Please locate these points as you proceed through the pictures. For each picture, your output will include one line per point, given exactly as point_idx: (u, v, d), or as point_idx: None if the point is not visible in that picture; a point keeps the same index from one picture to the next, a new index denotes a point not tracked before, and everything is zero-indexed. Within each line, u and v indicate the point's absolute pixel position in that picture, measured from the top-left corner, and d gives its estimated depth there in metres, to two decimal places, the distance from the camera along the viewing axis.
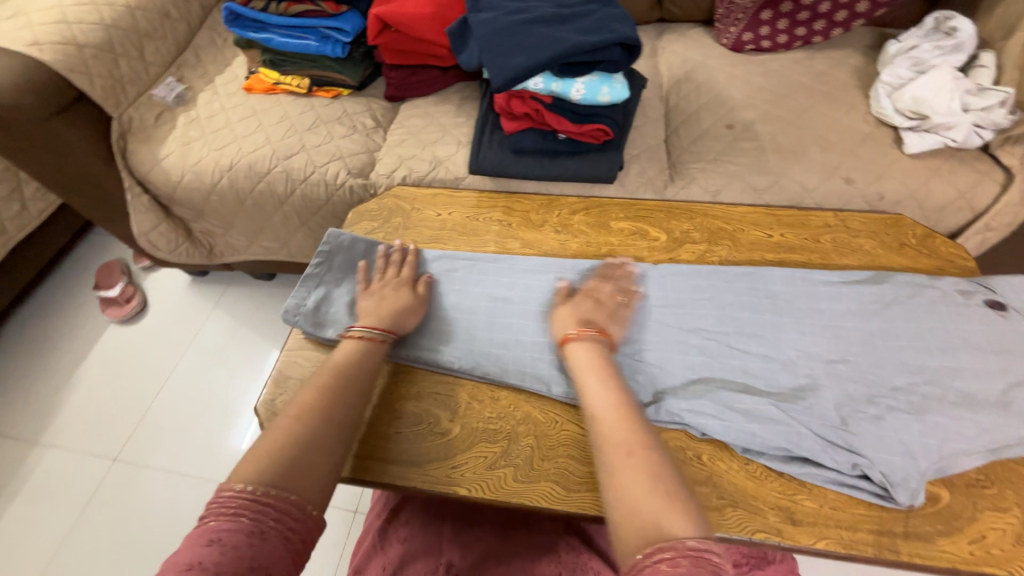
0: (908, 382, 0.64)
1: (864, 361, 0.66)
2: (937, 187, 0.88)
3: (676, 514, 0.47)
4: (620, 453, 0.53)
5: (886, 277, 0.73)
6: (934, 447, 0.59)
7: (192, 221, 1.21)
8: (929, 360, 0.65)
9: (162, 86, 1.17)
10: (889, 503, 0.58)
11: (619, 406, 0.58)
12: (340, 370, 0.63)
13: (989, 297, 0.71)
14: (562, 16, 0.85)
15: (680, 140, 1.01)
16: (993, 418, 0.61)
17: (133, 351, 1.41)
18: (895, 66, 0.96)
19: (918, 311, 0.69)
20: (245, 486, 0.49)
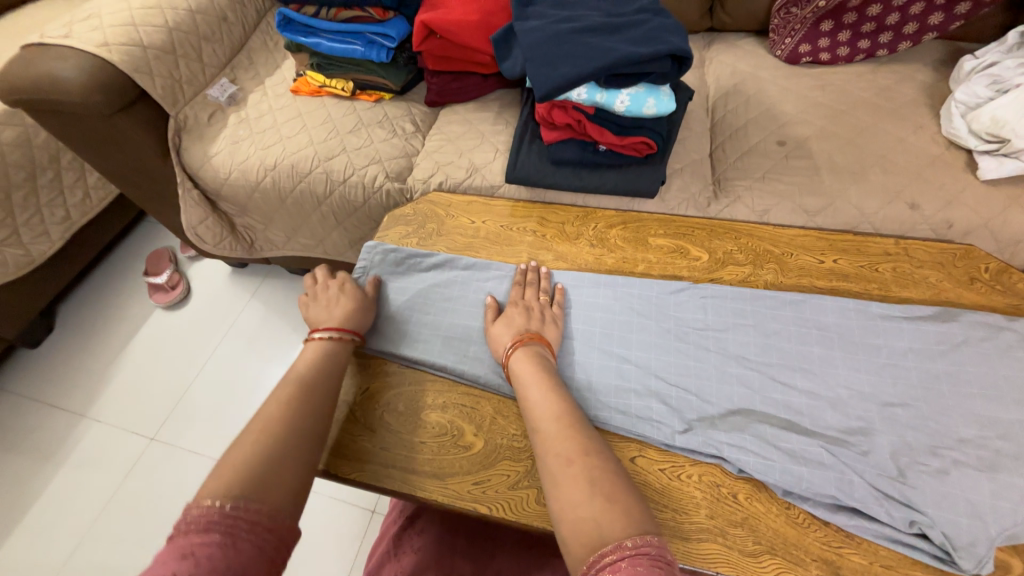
0: (977, 434, 0.58)
1: (927, 408, 0.60)
2: (1016, 217, 0.80)
3: (615, 515, 0.50)
4: (561, 459, 0.56)
5: (955, 315, 0.67)
6: (1007, 510, 0.53)
7: (236, 216, 1.25)
8: (1000, 411, 0.59)
9: (216, 87, 1.22)
10: (952, 569, 0.52)
11: (557, 411, 0.60)
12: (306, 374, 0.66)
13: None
14: (611, 25, 0.83)
15: (726, 156, 0.97)
16: None
17: (174, 335, 1.48)
18: (970, 84, 0.89)
19: (990, 355, 0.63)
20: (212, 502, 0.49)
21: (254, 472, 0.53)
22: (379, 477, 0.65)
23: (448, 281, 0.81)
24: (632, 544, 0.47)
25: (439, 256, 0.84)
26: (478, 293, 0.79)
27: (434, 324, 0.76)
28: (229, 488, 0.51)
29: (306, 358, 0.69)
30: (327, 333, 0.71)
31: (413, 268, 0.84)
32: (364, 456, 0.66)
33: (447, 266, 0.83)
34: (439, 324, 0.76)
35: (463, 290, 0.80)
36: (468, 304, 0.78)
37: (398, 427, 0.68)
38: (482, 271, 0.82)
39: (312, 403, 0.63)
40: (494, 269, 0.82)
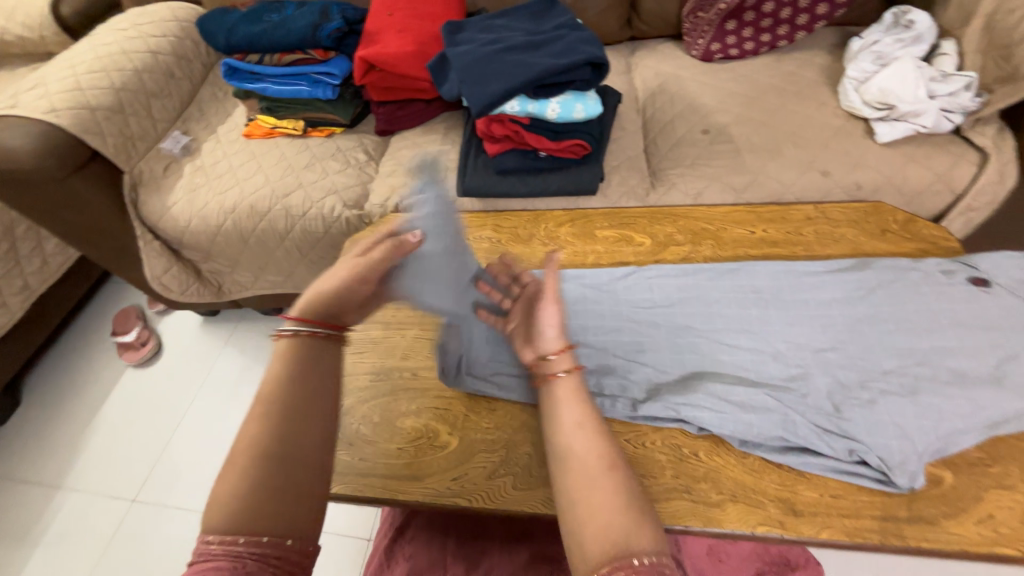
0: (899, 364, 0.64)
1: (853, 348, 0.66)
2: (914, 172, 0.90)
3: (641, 527, 0.47)
4: (593, 466, 0.51)
5: (869, 264, 0.74)
6: (930, 426, 0.58)
7: (201, 262, 1.26)
8: (916, 342, 0.65)
9: (169, 140, 1.25)
10: (890, 488, 0.57)
11: (592, 419, 0.56)
12: (295, 382, 0.58)
13: (972, 274, 0.70)
14: (534, 43, 0.91)
15: (659, 149, 1.05)
16: (989, 395, 0.59)
17: (149, 391, 1.46)
18: (858, 61, 0.99)
19: (902, 293, 0.70)
20: (209, 536, 0.47)
21: (249, 497, 0.49)
22: (360, 487, 0.66)
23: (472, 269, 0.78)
24: (648, 559, 0.44)
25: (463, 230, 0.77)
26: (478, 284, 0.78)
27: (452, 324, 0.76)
28: (225, 522, 0.48)
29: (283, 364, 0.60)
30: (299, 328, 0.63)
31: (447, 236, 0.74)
32: (343, 470, 0.68)
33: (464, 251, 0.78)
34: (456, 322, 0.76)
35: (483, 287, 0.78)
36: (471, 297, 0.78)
37: (375, 437, 0.71)
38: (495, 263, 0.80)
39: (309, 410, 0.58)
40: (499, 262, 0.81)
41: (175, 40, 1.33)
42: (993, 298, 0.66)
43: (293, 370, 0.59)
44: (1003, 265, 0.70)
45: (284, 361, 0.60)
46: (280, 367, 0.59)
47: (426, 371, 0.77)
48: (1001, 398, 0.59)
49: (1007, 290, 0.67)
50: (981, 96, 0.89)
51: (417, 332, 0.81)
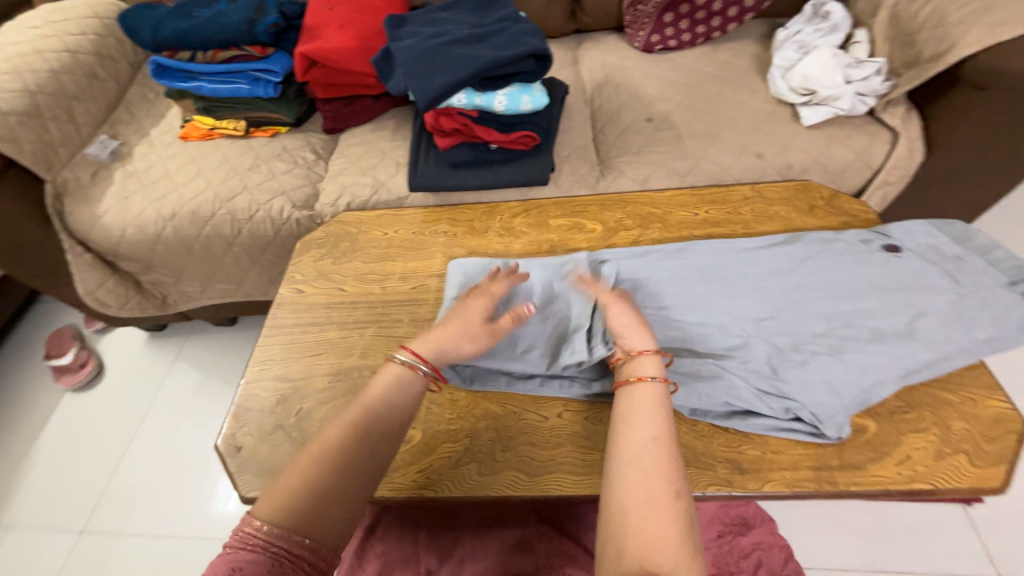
0: (827, 327, 0.69)
1: (786, 315, 0.71)
2: (836, 151, 0.97)
3: (690, 559, 0.47)
4: (657, 488, 0.51)
5: (798, 238, 0.80)
6: (854, 380, 0.64)
7: (141, 273, 1.18)
8: (841, 305, 0.71)
9: (95, 145, 1.17)
10: (821, 440, 0.63)
11: (666, 439, 0.55)
12: (376, 407, 0.60)
13: (886, 242, 0.77)
14: (477, 35, 0.91)
15: (607, 138, 1.08)
16: (903, 348, 0.65)
17: (93, 415, 1.37)
18: (783, 50, 1.06)
19: (827, 262, 0.75)
20: (264, 524, 0.50)
21: (302, 502, 0.52)
22: None
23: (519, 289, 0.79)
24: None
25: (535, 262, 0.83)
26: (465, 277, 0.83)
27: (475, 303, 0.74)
28: (277, 517, 0.51)
29: (384, 385, 0.62)
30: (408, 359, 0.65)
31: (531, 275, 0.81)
32: None
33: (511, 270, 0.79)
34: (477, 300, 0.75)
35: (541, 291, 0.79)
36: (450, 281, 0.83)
37: None
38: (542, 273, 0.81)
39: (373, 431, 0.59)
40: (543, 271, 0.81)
41: (96, 38, 1.24)
42: (904, 261, 0.73)
43: (396, 399, 0.62)
44: (913, 232, 0.77)
45: (393, 390, 0.62)
46: (387, 392, 0.62)
47: None
48: (914, 350, 0.65)
49: (915, 254, 0.74)
50: (890, 80, 0.98)
51: (376, 330, 0.81)
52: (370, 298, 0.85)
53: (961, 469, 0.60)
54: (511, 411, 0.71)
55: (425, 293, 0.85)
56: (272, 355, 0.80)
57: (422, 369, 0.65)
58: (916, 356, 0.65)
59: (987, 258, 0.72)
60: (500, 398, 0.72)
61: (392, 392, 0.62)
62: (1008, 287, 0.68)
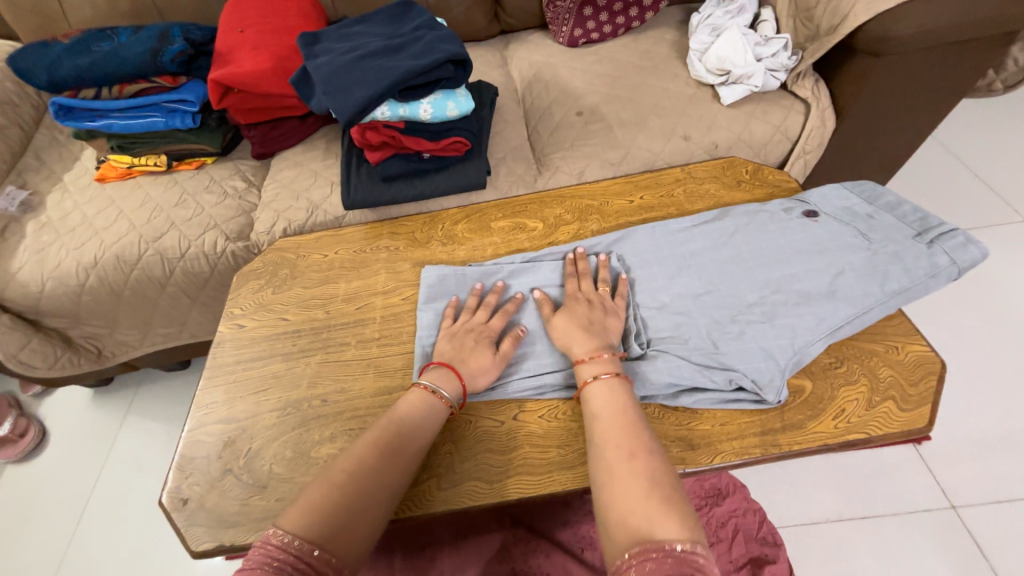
0: (760, 296, 0.72)
1: (723, 288, 0.74)
2: (757, 126, 1.01)
3: (669, 517, 0.47)
4: (624, 458, 0.54)
5: (728, 213, 0.83)
6: (786, 344, 0.66)
7: (70, 329, 1.11)
8: (770, 273, 0.74)
9: (2, 198, 1.09)
10: (763, 406, 0.65)
11: (624, 412, 0.59)
12: (402, 425, 0.62)
13: (805, 208, 0.80)
14: (393, 46, 0.90)
15: (541, 136, 1.09)
16: (828, 307, 0.69)
17: (40, 486, 1.27)
18: (698, 34, 1.10)
19: (754, 233, 0.78)
20: (295, 538, 0.49)
21: (333, 517, 0.52)
22: None
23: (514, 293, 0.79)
24: (681, 547, 0.44)
25: (517, 262, 0.84)
26: (442, 279, 0.83)
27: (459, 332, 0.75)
28: (306, 531, 0.50)
29: (409, 406, 0.64)
30: (430, 384, 0.67)
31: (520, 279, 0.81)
32: (262, 514, 0.66)
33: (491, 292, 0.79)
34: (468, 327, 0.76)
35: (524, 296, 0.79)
36: (424, 285, 0.82)
37: (290, 474, 0.68)
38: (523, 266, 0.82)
39: (399, 452, 0.59)
40: (520, 267, 0.82)
41: None
42: (821, 225, 0.76)
43: (424, 423, 0.63)
44: (828, 197, 0.81)
45: (420, 412, 0.64)
46: (416, 417, 0.63)
47: (336, 396, 0.74)
48: (837, 308, 0.68)
49: (831, 217, 0.78)
50: (797, 55, 1.03)
51: (323, 357, 0.79)
52: (314, 324, 0.83)
53: (890, 414, 0.63)
54: (467, 420, 0.70)
55: (370, 312, 0.83)
56: (215, 398, 0.77)
57: (446, 396, 0.66)
58: (839, 313, 0.68)
59: (895, 214, 0.77)
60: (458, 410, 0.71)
61: (417, 418, 0.63)
62: (915, 238, 0.72)
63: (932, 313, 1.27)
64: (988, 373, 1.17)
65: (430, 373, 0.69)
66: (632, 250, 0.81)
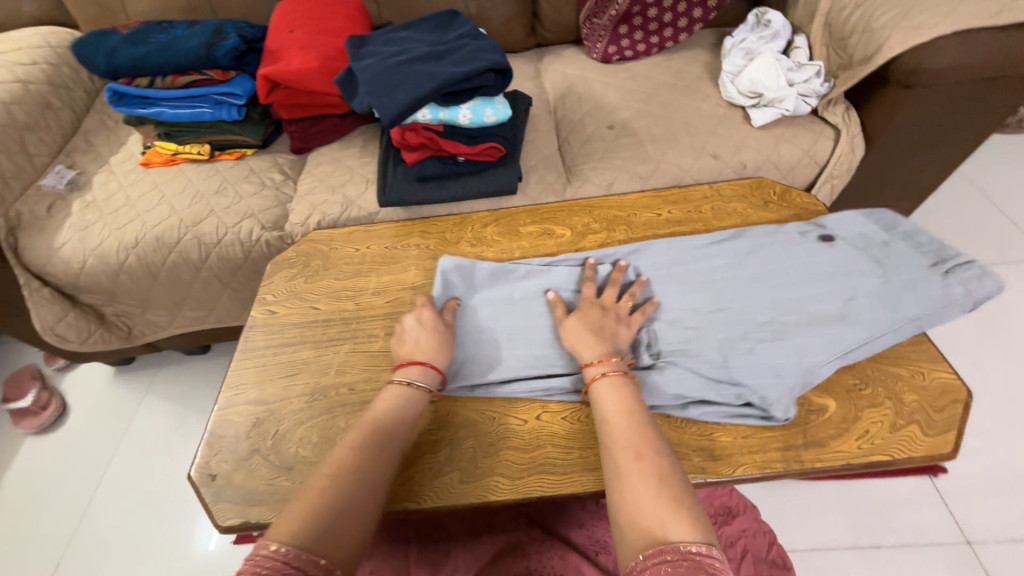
0: (772, 315, 0.73)
1: (735, 305, 0.75)
2: (785, 149, 1.03)
3: (682, 518, 0.47)
4: (634, 459, 0.54)
5: (744, 232, 0.84)
6: (796, 363, 0.67)
7: (104, 305, 1.15)
8: (784, 294, 0.75)
9: (51, 176, 1.13)
10: (770, 423, 0.66)
11: (633, 413, 0.59)
12: (378, 425, 0.63)
13: (821, 232, 0.82)
14: (437, 53, 0.94)
15: (571, 146, 1.11)
16: (838, 330, 0.70)
17: (59, 459, 1.30)
18: (731, 57, 1.13)
19: (769, 254, 0.80)
20: (281, 545, 0.48)
21: (319, 517, 0.51)
22: None
23: (530, 290, 0.82)
24: (696, 548, 0.44)
25: (536, 263, 0.86)
26: (458, 268, 0.85)
27: (467, 328, 0.79)
28: (292, 536, 0.49)
29: (386, 401, 0.66)
30: (408, 377, 0.68)
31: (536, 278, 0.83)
32: (286, 494, 0.67)
33: (508, 291, 0.82)
34: (457, 326, 0.79)
35: (538, 298, 0.81)
36: (441, 274, 0.84)
37: (318, 457, 0.70)
38: (541, 266, 0.85)
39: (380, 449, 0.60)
40: (536, 267, 0.85)
41: (49, 67, 1.22)
42: (837, 249, 0.78)
43: (402, 415, 0.65)
44: (845, 222, 0.82)
45: (398, 408, 0.65)
46: (393, 411, 0.65)
47: (363, 385, 0.76)
48: (848, 331, 0.69)
49: (848, 242, 0.79)
50: (828, 82, 1.05)
51: (352, 347, 0.81)
52: (344, 314, 0.85)
53: (915, 438, 0.63)
54: (491, 417, 0.71)
55: (400, 306, 0.85)
56: (246, 379, 0.79)
57: (423, 385, 0.68)
58: (850, 336, 0.69)
59: (910, 243, 0.78)
60: (479, 407, 0.73)
61: (393, 411, 0.65)
62: (930, 268, 0.73)
63: (954, 346, 1.26)
64: (1010, 409, 1.15)
65: (400, 367, 0.70)
66: (649, 261, 0.83)
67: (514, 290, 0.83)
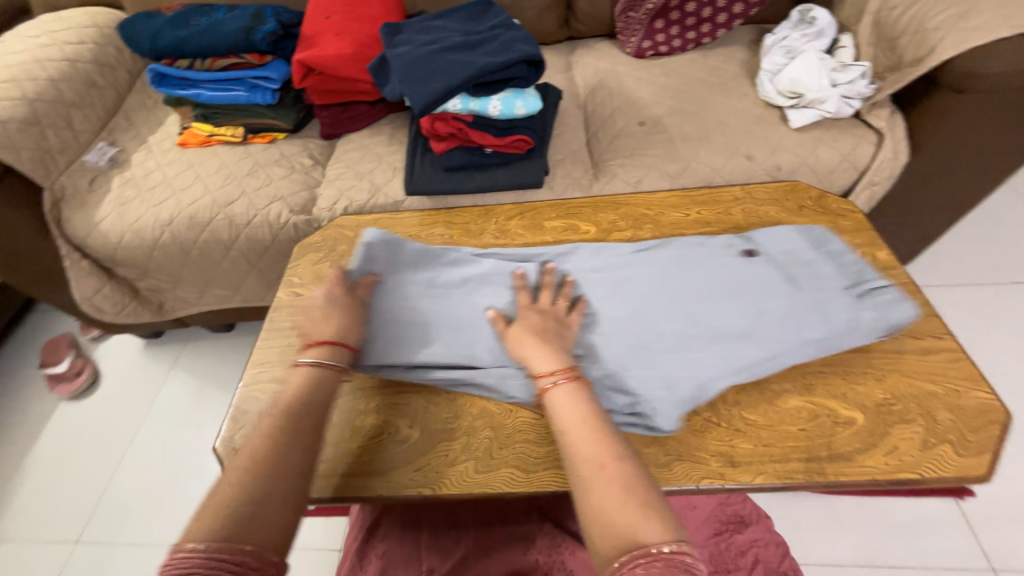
0: (679, 327, 0.71)
1: (642, 315, 0.73)
2: (823, 152, 1.00)
3: (651, 519, 0.46)
4: (597, 466, 0.51)
5: (670, 241, 0.82)
6: (689, 376, 0.66)
7: (137, 280, 1.19)
8: (696, 305, 0.73)
9: (94, 152, 1.18)
10: (658, 434, 0.65)
11: (590, 416, 0.56)
12: (290, 406, 0.58)
13: (747, 246, 0.80)
14: (471, 43, 0.94)
15: (600, 142, 1.10)
16: (743, 345, 0.68)
17: (90, 424, 1.36)
18: (771, 55, 1.09)
19: (689, 265, 0.78)
20: (196, 544, 0.45)
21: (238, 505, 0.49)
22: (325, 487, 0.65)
23: (456, 280, 0.81)
24: (670, 549, 0.44)
25: (464, 255, 0.86)
26: (386, 244, 0.81)
27: (383, 307, 0.76)
28: (208, 532, 0.46)
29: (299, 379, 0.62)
30: (320, 355, 0.65)
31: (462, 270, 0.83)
32: None
33: (434, 279, 0.82)
34: (373, 303, 0.76)
35: (461, 287, 0.81)
36: (363, 250, 0.80)
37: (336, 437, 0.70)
38: (471, 257, 0.85)
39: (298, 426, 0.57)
40: (466, 259, 0.85)
41: (95, 47, 1.26)
42: (756, 264, 0.75)
43: (319, 393, 0.61)
44: (774, 237, 0.80)
45: (310, 386, 0.61)
46: (307, 390, 0.61)
47: None
48: (753, 347, 0.68)
49: (770, 259, 0.77)
50: (874, 84, 1.00)
51: None
52: None
53: (947, 458, 0.61)
54: (509, 409, 0.70)
55: None
56: (271, 358, 0.81)
57: (335, 362, 0.65)
58: (749, 353, 0.67)
59: (838, 261, 0.76)
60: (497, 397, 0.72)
61: (308, 390, 0.61)
62: (844, 290, 0.72)
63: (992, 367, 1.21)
64: None
65: (307, 350, 0.66)
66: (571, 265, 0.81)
67: (444, 278, 0.82)
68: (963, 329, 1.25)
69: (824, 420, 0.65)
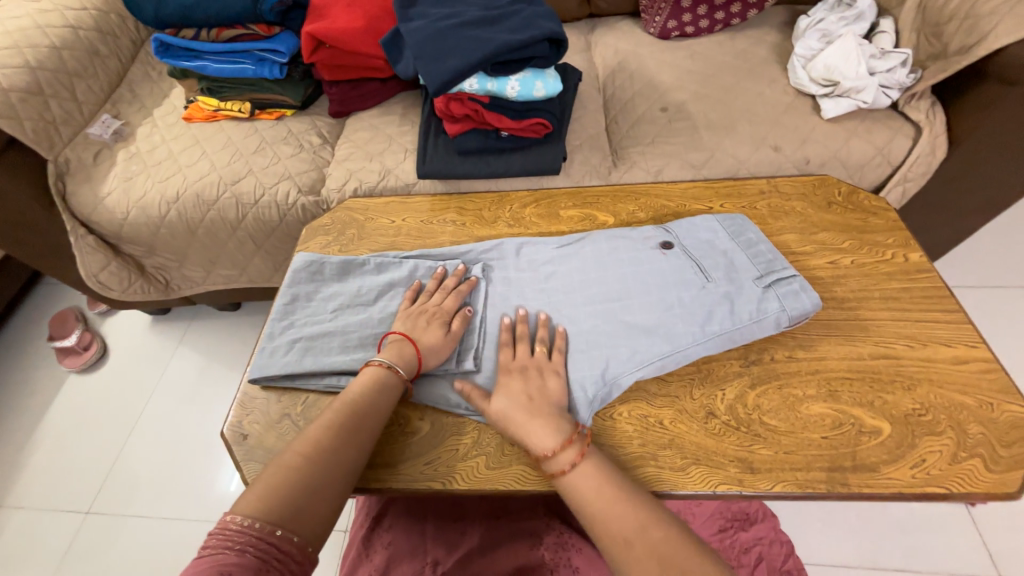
0: (593, 324, 0.70)
1: (559, 312, 0.72)
2: (856, 146, 0.95)
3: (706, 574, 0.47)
4: (632, 532, 0.51)
5: (592, 236, 0.81)
6: (597, 372, 0.66)
7: (144, 256, 1.17)
8: (610, 301, 0.72)
9: (97, 124, 1.14)
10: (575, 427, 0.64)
11: (603, 477, 0.56)
12: (352, 407, 0.60)
13: (664, 238, 0.78)
14: (490, 18, 0.89)
15: (620, 127, 1.05)
16: (650, 342, 0.67)
17: (97, 398, 1.37)
18: (806, 39, 1.04)
19: (606, 259, 0.76)
20: (255, 520, 0.47)
21: (295, 493, 0.51)
22: None
23: (383, 283, 0.77)
24: None
25: (391, 257, 0.82)
26: (308, 265, 0.79)
27: (303, 320, 0.74)
28: (260, 511, 0.48)
29: (359, 382, 0.63)
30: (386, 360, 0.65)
31: (384, 274, 0.79)
32: None
33: (360, 285, 0.77)
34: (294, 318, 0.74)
35: (383, 294, 0.76)
36: (291, 271, 0.79)
37: None
38: (397, 259, 0.81)
39: (353, 432, 0.58)
40: (392, 261, 0.81)
41: (97, 13, 1.21)
42: (669, 258, 0.74)
43: (380, 402, 0.61)
44: (693, 230, 0.78)
45: (366, 392, 0.61)
46: (366, 396, 0.61)
47: None
48: (660, 345, 0.67)
49: (684, 250, 0.75)
50: (915, 73, 0.95)
51: None
52: None
53: (976, 472, 0.59)
54: None
55: None
56: None
57: (401, 370, 0.64)
58: (654, 348, 0.66)
59: (751, 252, 0.74)
60: None
61: (370, 396, 0.61)
62: (753, 280, 0.71)
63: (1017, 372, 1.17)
64: None
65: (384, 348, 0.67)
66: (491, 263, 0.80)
67: (370, 281, 0.77)
68: (983, 332, 1.22)
69: (848, 429, 0.63)
